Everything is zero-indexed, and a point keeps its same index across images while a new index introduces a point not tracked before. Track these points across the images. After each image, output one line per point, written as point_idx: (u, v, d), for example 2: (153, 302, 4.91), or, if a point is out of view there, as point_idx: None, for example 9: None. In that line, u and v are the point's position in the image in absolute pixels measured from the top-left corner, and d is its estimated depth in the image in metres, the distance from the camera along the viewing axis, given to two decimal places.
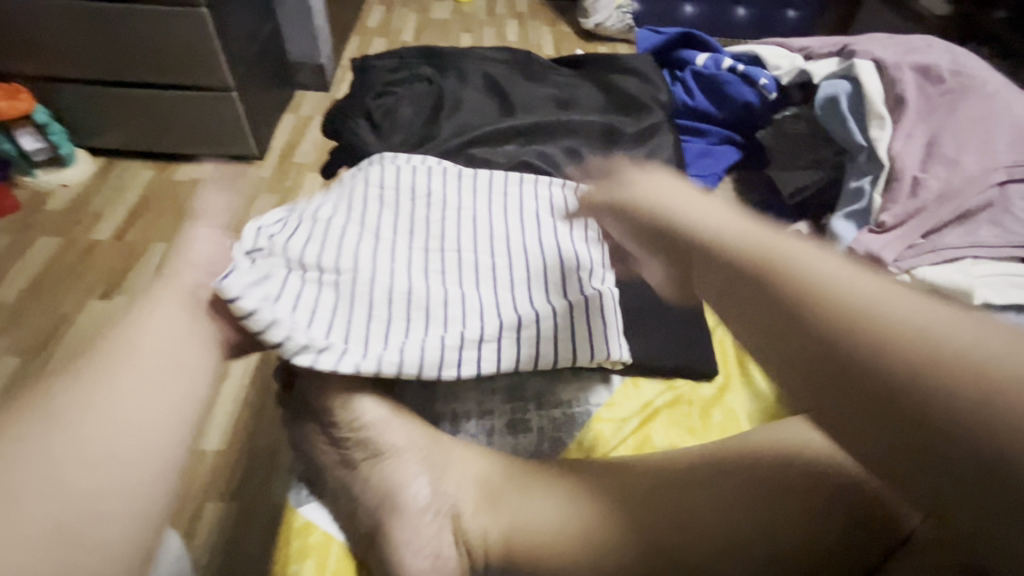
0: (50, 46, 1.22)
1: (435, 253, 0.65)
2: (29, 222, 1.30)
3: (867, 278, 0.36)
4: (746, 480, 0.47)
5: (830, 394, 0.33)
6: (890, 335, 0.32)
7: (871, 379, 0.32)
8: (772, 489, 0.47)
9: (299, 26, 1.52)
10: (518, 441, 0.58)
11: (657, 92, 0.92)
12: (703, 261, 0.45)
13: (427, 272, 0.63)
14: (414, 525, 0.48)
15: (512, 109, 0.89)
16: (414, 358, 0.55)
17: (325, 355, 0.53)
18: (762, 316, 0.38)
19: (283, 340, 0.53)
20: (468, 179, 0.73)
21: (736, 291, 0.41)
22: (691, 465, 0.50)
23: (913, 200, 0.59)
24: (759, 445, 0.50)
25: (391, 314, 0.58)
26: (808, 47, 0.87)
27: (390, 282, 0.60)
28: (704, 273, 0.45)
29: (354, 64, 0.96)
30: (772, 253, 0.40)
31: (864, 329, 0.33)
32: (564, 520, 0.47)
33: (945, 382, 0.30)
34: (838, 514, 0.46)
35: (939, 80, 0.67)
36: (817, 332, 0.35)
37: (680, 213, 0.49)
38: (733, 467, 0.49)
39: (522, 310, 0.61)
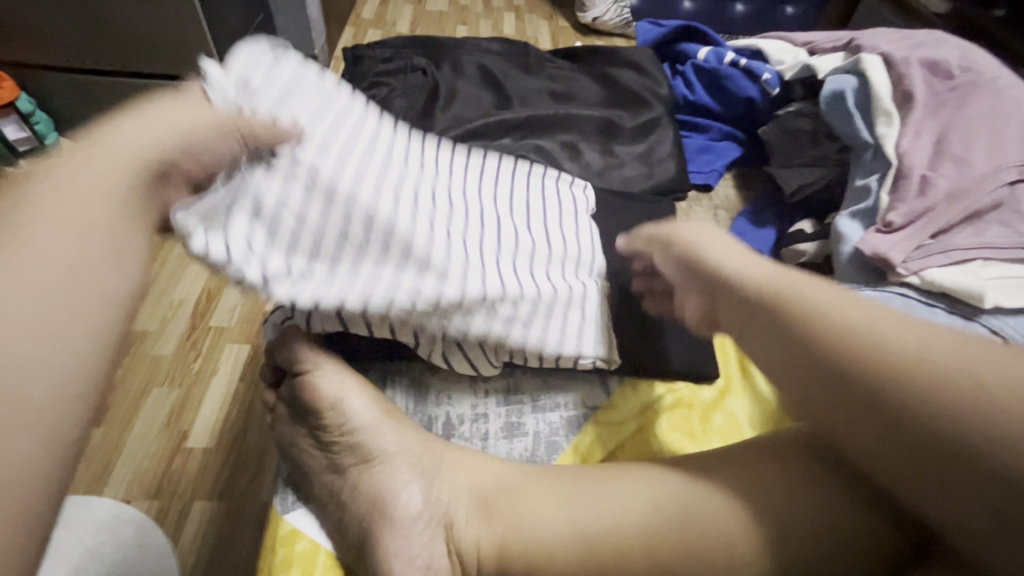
0: (31, 33, 1.19)
1: (426, 188, 0.57)
2: None
3: (883, 322, 0.42)
4: (757, 472, 0.47)
5: (861, 427, 0.40)
6: (877, 355, 0.40)
7: (901, 416, 0.38)
8: (786, 479, 0.46)
9: (291, 16, 1.49)
10: (513, 445, 0.56)
11: (656, 86, 0.90)
12: (730, 301, 0.48)
13: (414, 205, 0.55)
14: (405, 535, 0.46)
15: (508, 102, 0.87)
16: (382, 302, 0.49)
17: (280, 276, 0.47)
18: (789, 352, 0.43)
19: (231, 251, 0.45)
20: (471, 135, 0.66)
21: (759, 325, 0.46)
22: (697, 465, 0.49)
23: (920, 199, 0.57)
24: (767, 443, 0.50)
25: (368, 247, 0.50)
26: (812, 42, 0.86)
27: (371, 208, 0.52)
28: (730, 310, 0.48)
29: (345, 52, 0.92)
30: (793, 297, 0.45)
31: (886, 371, 0.39)
32: (560, 529, 0.45)
33: (960, 415, 0.37)
34: (855, 499, 0.45)
35: (948, 76, 0.65)
36: (845, 373, 0.40)
37: (713, 256, 0.51)
38: (743, 460, 0.48)
39: (508, 278, 0.55)
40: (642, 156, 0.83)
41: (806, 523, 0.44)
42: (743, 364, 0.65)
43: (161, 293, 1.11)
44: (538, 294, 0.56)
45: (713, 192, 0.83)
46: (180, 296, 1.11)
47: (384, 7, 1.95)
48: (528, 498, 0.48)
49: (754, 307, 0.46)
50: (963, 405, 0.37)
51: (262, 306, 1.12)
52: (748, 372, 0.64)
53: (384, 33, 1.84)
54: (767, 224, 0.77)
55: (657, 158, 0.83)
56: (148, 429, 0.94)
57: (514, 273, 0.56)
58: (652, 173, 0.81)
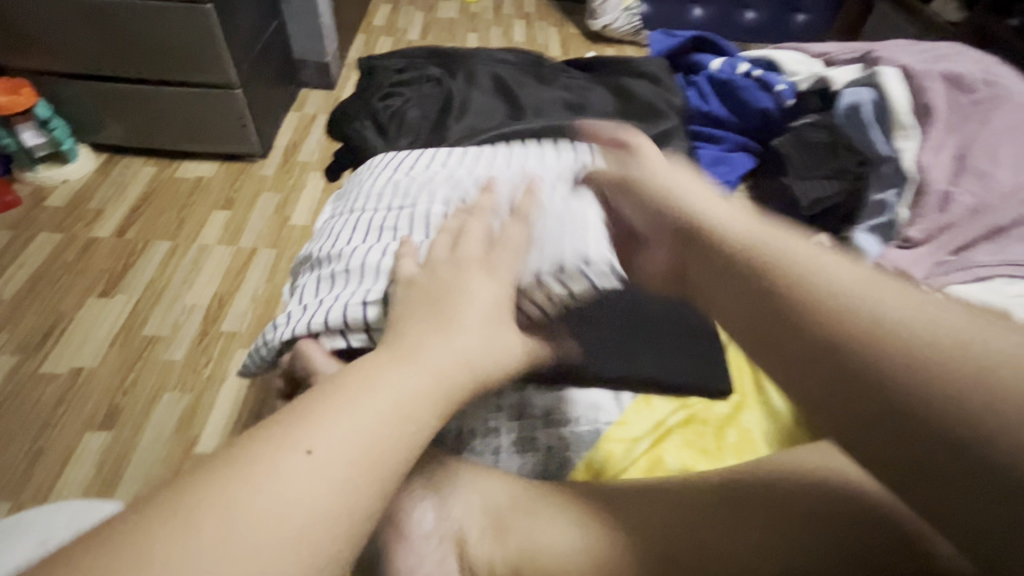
0: (49, 42, 1.21)
1: (394, 215, 0.63)
2: (29, 218, 1.28)
3: (870, 278, 0.33)
4: (746, 514, 0.45)
5: (842, 407, 0.29)
6: (877, 325, 0.30)
7: (880, 389, 0.28)
8: (779, 520, 0.44)
9: (303, 24, 1.51)
10: (526, 460, 0.56)
11: (669, 95, 0.89)
12: (699, 255, 0.41)
13: (380, 236, 0.61)
14: (418, 553, 0.47)
15: (519, 112, 0.86)
16: (336, 317, 0.53)
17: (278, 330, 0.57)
18: (753, 312, 0.35)
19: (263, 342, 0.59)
20: (448, 155, 0.71)
21: (727, 280, 0.38)
22: (697, 499, 0.47)
23: (941, 215, 0.58)
24: (776, 480, 0.47)
25: (339, 279, 0.58)
26: (828, 53, 0.87)
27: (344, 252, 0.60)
28: (698, 264, 0.41)
29: (359, 63, 0.93)
30: (764, 246, 0.37)
31: (876, 333, 0.30)
32: (573, 549, 0.45)
33: (951, 394, 0.27)
34: (850, 539, 0.43)
35: (971, 89, 0.63)
36: (822, 338, 0.31)
37: (688, 201, 0.45)
38: (739, 497, 0.46)
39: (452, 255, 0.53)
40: None
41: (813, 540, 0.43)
42: (759, 381, 0.64)
43: (175, 299, 1.14)
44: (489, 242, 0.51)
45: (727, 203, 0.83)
46: (193, 302, 1.14)
47: (395, 15, 1.97)
48: (542, 518, 0.47)
49: (728, 270, 0.38)
50: (934, 375, 0.27)
51: (272, 313, 1.13)
52: (762, 388, 0.63)
53: (395, 40, 1.85)
54: None
55: None
56: (159, 435, 0.95)
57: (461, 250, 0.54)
58: None
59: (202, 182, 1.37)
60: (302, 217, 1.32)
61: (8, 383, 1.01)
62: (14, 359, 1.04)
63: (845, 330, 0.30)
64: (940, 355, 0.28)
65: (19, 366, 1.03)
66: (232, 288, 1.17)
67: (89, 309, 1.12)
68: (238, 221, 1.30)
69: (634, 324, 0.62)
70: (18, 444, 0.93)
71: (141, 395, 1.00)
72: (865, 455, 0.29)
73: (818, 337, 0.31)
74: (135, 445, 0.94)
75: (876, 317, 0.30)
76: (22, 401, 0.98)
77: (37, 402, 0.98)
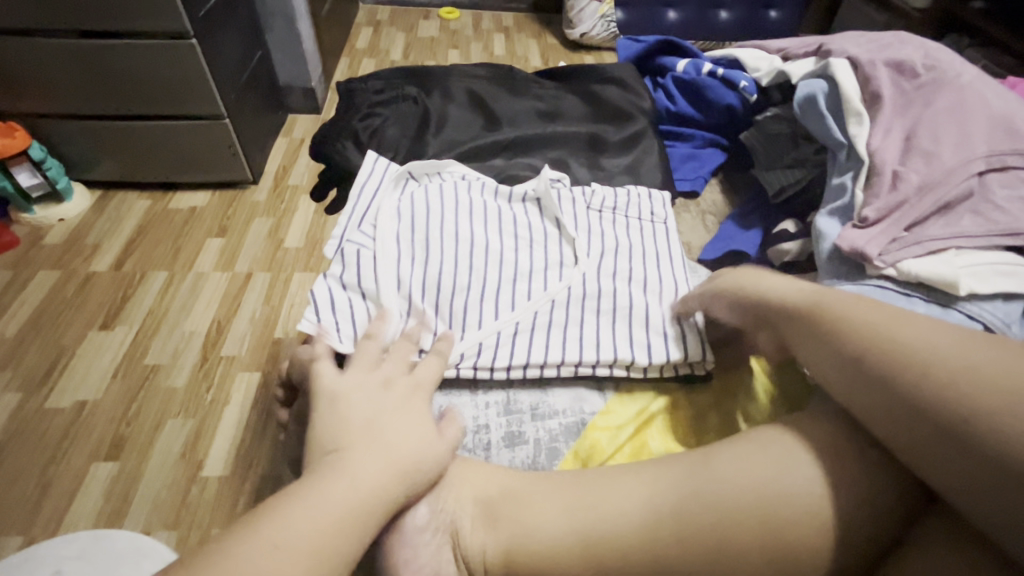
0: (38, 86, 1.25)
1: (547, 314, 0.65)
2: (27, 257, 1.31)
3: (949, 339, 0.42)
4: (676, 517, 0.45)
5: (934, 449, 0.40)
6: (976, 416, 0.38)
7: (934, 418, 0.39)
8: (721, 513, 0.44)
9: (288, 50, 1.57)
10: (515, 454, 0.59)
11: (639, 100, 0.96)
12: (841, 367, 0.45)
13: (517, 271, 0.68)
14: (413, 545, 0.48)
15: (497, 123, 0.95)
16: (465, 208, 0.72)
17: (400, 229, 0.69)
18: (906, 414, 0.41)
19: (362, 251, 0.67)
20: (527, 397, 0.62)
21: (886, 399, 0.42)
22: (643, 503, 0.47)
23: (894, 194, 0.60)
24: (731, 478, 0.45)
25: (475, 225, 0.71)
26: (786, 48, 0.87)
27: (449, 271, 0.66)
28: (831, 373, 0.46)
29: (339, 86, 0.99)
30: (893, 361, 0.42)
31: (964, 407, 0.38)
32: (563, 535, 0.46)
33: (993, 420, 0.37)
34: (799, 531, 0.43)
35: (913, 75, 0.68)
36: (941, 416, 0.39)
37: (887, 328, 0.44)
38: (688, 509, 0.45)
39: (578, 238, 0.71)
40: (629, 168, 0.88)
41: (762, 515, 0.44)
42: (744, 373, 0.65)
43: (173, 326, 1.19)
44: (592, 246, 0.71)
45: (700, 198, 0.88)
46: (191, 328, 1.18)
47: (378, 37, 2.10)
48: (527, 500, 0.50)
49: (878, 385, 0.42)
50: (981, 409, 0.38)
51: (272, 332, 1.18)
52: (742, 373, 0.64)
53: (377, 61, 1.97)
54: (754, 225, 0.79)
55: (644, 168, 0.88)
56: (165, 461, 0.99)
57: (546, 243, 0.71)
58: (640, 182, 0.86)
59: (196, 212, 1.42)
60: (295, 239, 1.36)
61: (12, 421, 1.03)
62: (17, 398, 1.07)
63: (947, 410, 0.39)
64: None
65: (23, 404, 1.06)
66: (229, 312, 1.21)
67: (89, 342, 1.15)
68: (234, 247, 1.34)
69: (631, 267, 0.70)
70: (26, 482, 0.96)
71: (145, 423, 1.04)
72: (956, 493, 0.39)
73: (935, 417, 0.39)
74: (140, 474, 0.98)
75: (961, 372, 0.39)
76: (28, 437, 1.01)
77: (44, 435, 1.02)
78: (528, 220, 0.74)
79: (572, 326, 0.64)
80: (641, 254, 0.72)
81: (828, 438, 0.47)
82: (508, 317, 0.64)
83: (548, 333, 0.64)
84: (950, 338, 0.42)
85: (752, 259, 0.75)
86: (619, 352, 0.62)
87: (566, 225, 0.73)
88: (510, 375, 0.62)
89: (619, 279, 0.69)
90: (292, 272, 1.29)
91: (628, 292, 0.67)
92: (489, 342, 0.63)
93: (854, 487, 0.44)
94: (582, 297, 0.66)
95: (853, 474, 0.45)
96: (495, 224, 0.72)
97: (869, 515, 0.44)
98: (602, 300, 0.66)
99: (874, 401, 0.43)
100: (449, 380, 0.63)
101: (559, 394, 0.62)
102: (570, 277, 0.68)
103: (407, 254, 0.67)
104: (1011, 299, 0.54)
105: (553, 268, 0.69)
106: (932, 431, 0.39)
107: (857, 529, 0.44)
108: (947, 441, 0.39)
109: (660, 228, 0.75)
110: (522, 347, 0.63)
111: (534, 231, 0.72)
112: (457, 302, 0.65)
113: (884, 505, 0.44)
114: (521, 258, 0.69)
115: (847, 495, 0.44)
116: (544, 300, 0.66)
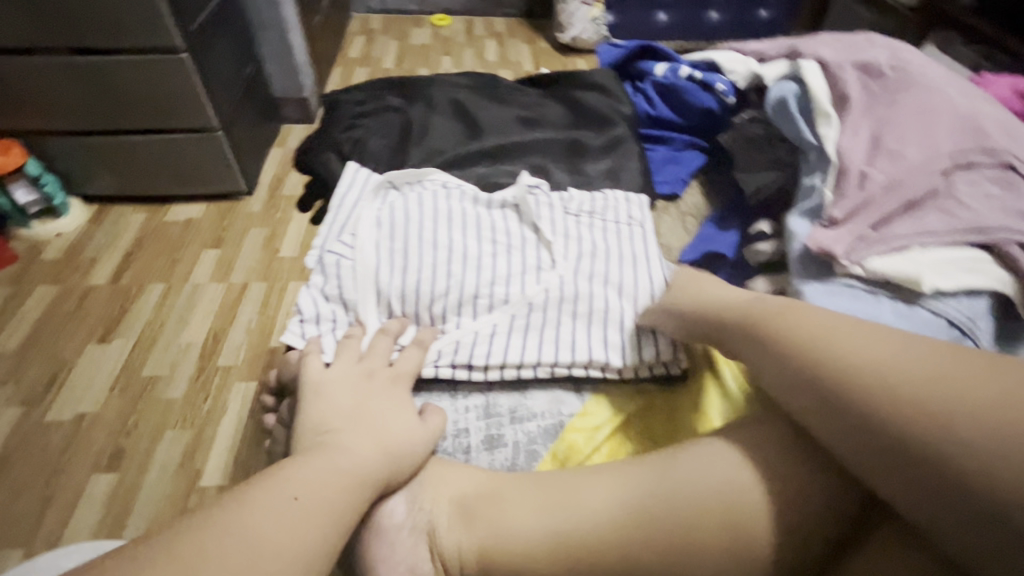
0: (35, 104, 1.27)
1: (524, 318, 0.66)
2: (26, 272, 1.33)
3: (924, 355, 0.42)
4: (644, 515, 0.46)
5: (900, 467, 0.39)
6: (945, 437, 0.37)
7: (904, 436, 0.39)
8: (687, 509, 0.46)
9: (280, 62, 1.59)
10: (494, 456, 0.60)
11: (618, 105, 0.97)
12: (813, 377, 0.44)
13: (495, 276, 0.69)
14: (391, 544, 0.50)
15: (479, 131, 0.96)
16: (444, 215, 0.73)
17: (379, 236, 0.70)
18: (875, 431, 0.40)
19: (342, 260, 0.69)
20: (505, 400, 0.63)
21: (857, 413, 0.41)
22: (614, 503, 0.48)
23: (859, 194, 0.61)
24: (694, 476, 0.47)
25: (454, 233, 0.72)
26: (761, 51, 0.87)
27: (427, 277, 0.67)
28: (800, 384, 0.45)
29: (323, 100, 1.02)
30: (869, 375, 0.42)
31: (935, 422, 0.38)
32: (535, 535, 0.47)
33: (962, 441, 0.37)
34: (756, 527, 0.45)
35: (880, 76, 0.69)
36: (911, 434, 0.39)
37: (861, 338, 0.44)
38: (658, 509, 0.46)
39: (555, 243, 0.72)
40: (608, 172, 0.90)
41: (722, 510, 0.45)
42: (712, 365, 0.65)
43: (171, 337, 1.20)
44: (569, 250, 0.72)
45: (681, 200, 0.89)
46: (189, 340, 1.19)
47: (370, 46, 2.12)
48: (502, 501, 0.51)
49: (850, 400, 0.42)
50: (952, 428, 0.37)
51: (267, 342, 1.19)
52: (715, 370, 0.63)
53: (370, 69, 1.99)
54: (732, 227, 0.80)
55: (624, 172, 0.90)
56: (163, 472, 1.01)
57: (524, 248, 0.73)
58: (618, 187, 0.88)
59: (192, 224, 1.43)
60: (290, 249, 1.38)
61: (13, 434, 1.05)
62: (19, 412, 1.08)
63: (918, 427, 0.38)
64: (1000, 419, 0.36)
65: (25, 418, 1.07)
66: (225, 323, 1.22)
67: (89, 355, 1.17)
68: (229, 258, 1.36)
69: (608, 270, 0.71)
70: (28, 494, 0.98)
71: (144, 434, 1.05)
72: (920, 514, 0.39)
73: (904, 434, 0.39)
74: (139, 484, 0.99)
75: (937, 392, 0.39)
76: (29, 449, 1.03)
77: (45, 448, 1.03)
78: (507, 226, 0.75)
79: (550, 330, 0.65)
80: (617, 256, 0.73)
81: (787, 438, 0.48)
82: (485, 322, 0.66)
83: (526, 338, 0.65)
84: (925, 354, 0.42)
85: (731, 260, 0.76)
86: (594, 353, 0.64)
87: (544, 230, 0.74)
88: (489, 379, 0.64)
89: (595, 281, 0.70)
90: (288, 281, 1.31)
91: (603, 294, 0.68)
92: (466, 346, 0.64)
93: (818, 481, 0.46)
94: (558, 300, 0.67)
95: (811, 471, 0.47)
96: (474, 230, 0.73)
97: (825, 508, 0.46)
98: (579, 303, 0.67)
99: (825, 415, 0.43)
100: (429, 385, 0.64)
101: (537, 396, 0.64)
102: (547, 281, 0.69)
103: (386, 261, 0.68)
104: (976, 295, 0.55)
105: (530, 271, 0.70)
106: (892, 445, 0.39)
107: (812, 525, 0.46)
108: (909, 458, 0.39)
109: (637, 230, 0.77)
110: (499, 351, 0.64)
111: (513, 236, 0.74)
112: (436, 308, 0.67)
113: (840, 500, 0.46)
114: (499, 263, 0.70)
115: (803, 492, 0.46)
116: (521, 304, 0.67)
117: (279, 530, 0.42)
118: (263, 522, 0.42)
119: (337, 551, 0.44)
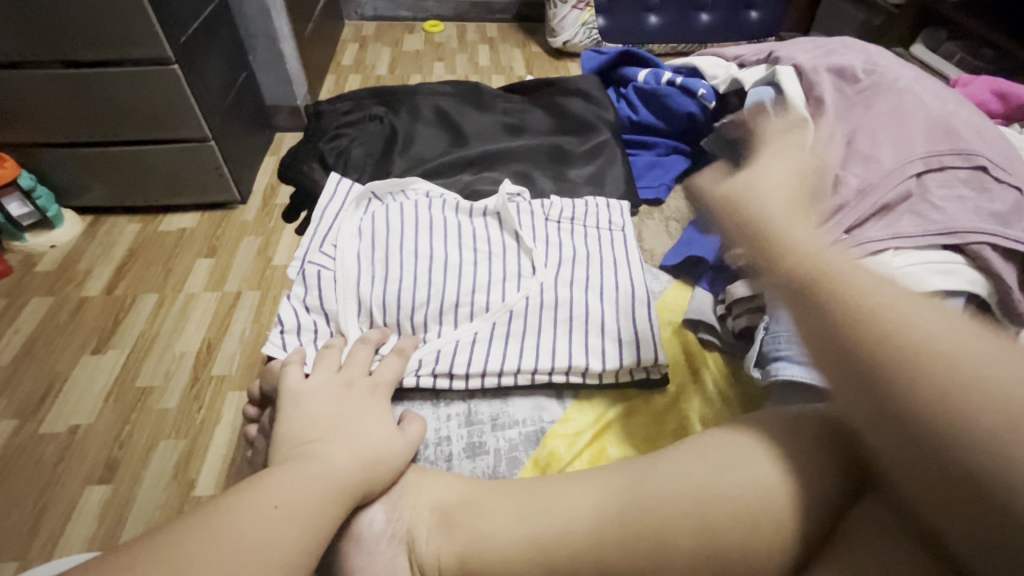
0: (26, 117, 1.27)
1: (505, 326, 0.66)
2: (20, 284, 1.34)
3: (949, 333, 0.39)
4: (622, 519, 0.47)
5: (907, 454, 0.37)
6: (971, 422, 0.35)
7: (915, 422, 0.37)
8: (664, 514, 0.46)
9: (272, 71, 1.60)
10: (476, 463, 0.60)
11: (602, 111, 0.98)
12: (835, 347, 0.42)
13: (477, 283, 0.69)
14: (371, 553, 0.50)
15: (464, 138, 0.97)
16: (425, 224, 0.74)
17: (360, 248, 0.71)
18: (883, 415, 0.38)
19: (322, 272, 0.69)
20: (486, 408, 0.64)
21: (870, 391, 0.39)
22: (592, 508, 0.48)
23: (834, 197, 0.61)
24: (672, 481, 0.48)
25: (436, 240, 0.72)
26: (741, 56, 0.89)
27: (409, 285, 0.68)
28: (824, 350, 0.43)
29: (307, 109, 1.02)
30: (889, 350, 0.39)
31: (953, 408, 0.36)
32: (514, 542, 0.48)
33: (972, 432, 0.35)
34: (733, 532, 0.45)
35: (855, 80, 0.70)
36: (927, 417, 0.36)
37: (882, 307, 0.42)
38: (634, 515, 0.47)
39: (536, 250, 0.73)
40: (591, 177, 0.90)
41: (698, 516, 0.45)
42: (694, 369, 0.68)
43: (165, 347, 1.21)
44: (549, 256, 0.73)
45: (664, 205, 0.90)
46: (182, 349, 1.20)
47: (363, 53, 2.13)
48: (482, 508, 0.51)
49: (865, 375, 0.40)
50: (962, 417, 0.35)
51: (260, 350, 1.20)
52: (697, 375, 0.67)
53: (363, 77, 2.00)
54: None
55: (608, 177, 0.90)
56: (156, 482, 1.01)
57: (506, 254, 0.73)
58: (602, 193, 0.88)
59: (185, 234, 1.44)
60: (283, 257, 1.39)
61: (7, 447, 1.05)
62: (13, 424, 1.08)
63: (926, 414, 0.36)
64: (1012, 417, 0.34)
65: (19, 430, 1.07)
66: (219, 332, 1.23)
67: (83, 366, 1.17)
68: (222, 267, 1.36)
69: (587, 275, 0.71)
70: (22, 507, 0.98)
71: (137, 444, 1.05)
72: (928, 509, 0.37)
73: (920, 417, 0.37)
74: (132, 495, 0.99)
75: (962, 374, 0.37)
76: (23, 462, 1.03)
77: (39, 460, 1.03)
78: (489, 232, 0.75)
79: (530, 336, 0.66)
80: (598, 262, 0.73)
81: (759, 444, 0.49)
82: (466, 330, 0.66)
83: (506, 345, 0.65)
84: (952, 331, 0.39)
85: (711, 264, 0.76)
86: (574, 359, 0.64)
87: (524, 237, 0.74)
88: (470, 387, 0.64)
89: (576, 287, 0.70)
90: (281, 289, 1.32)
91: (584, 300, 0.68)
92: (447, 355, 0.64)
93: (791, 484, 0.47)
94: (539, 307, 0.68)
95: (785, 473, 0.47)
96: (454, 238, 0.73)
97: (805, 511, 0.46)
98: (558, 310, 0.68)
99: (843, 392, 0.41)
100: (411, 394, 0.65)
101: (518, 403, 0.64)
102: (527, 288, 0.69)
103: (367, 271, 0.69)
104: (951, 296, 0.55)
105: (510, 279, 0.71)
106: (895, 430, 0.38)
107: (794, 526, 0.45)
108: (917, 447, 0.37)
109: (618, 236, 0.77)
110: (479, 360, 0.64)
111: (493, 244, 0.74)
112: (417, 316, 0.67)
113: (818, 499, 0.46)
114: (481, 270, 0.71)
115: (781, 495, 0.46)
116: (502, 311, 0.67)
117: (256, 540, 0.42)
118: (238, 532, 0.42)
119: (314, 560, 0.44)
